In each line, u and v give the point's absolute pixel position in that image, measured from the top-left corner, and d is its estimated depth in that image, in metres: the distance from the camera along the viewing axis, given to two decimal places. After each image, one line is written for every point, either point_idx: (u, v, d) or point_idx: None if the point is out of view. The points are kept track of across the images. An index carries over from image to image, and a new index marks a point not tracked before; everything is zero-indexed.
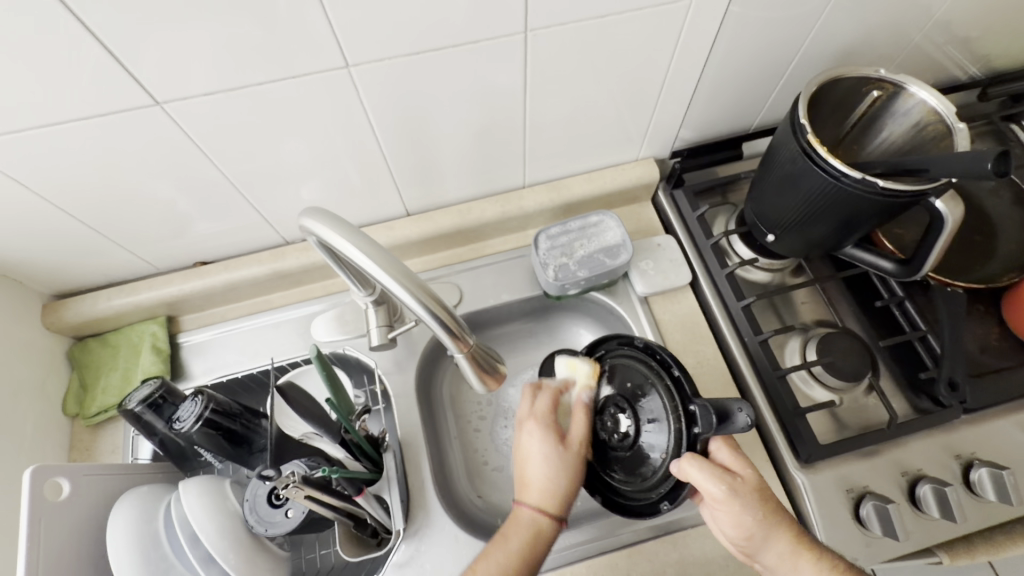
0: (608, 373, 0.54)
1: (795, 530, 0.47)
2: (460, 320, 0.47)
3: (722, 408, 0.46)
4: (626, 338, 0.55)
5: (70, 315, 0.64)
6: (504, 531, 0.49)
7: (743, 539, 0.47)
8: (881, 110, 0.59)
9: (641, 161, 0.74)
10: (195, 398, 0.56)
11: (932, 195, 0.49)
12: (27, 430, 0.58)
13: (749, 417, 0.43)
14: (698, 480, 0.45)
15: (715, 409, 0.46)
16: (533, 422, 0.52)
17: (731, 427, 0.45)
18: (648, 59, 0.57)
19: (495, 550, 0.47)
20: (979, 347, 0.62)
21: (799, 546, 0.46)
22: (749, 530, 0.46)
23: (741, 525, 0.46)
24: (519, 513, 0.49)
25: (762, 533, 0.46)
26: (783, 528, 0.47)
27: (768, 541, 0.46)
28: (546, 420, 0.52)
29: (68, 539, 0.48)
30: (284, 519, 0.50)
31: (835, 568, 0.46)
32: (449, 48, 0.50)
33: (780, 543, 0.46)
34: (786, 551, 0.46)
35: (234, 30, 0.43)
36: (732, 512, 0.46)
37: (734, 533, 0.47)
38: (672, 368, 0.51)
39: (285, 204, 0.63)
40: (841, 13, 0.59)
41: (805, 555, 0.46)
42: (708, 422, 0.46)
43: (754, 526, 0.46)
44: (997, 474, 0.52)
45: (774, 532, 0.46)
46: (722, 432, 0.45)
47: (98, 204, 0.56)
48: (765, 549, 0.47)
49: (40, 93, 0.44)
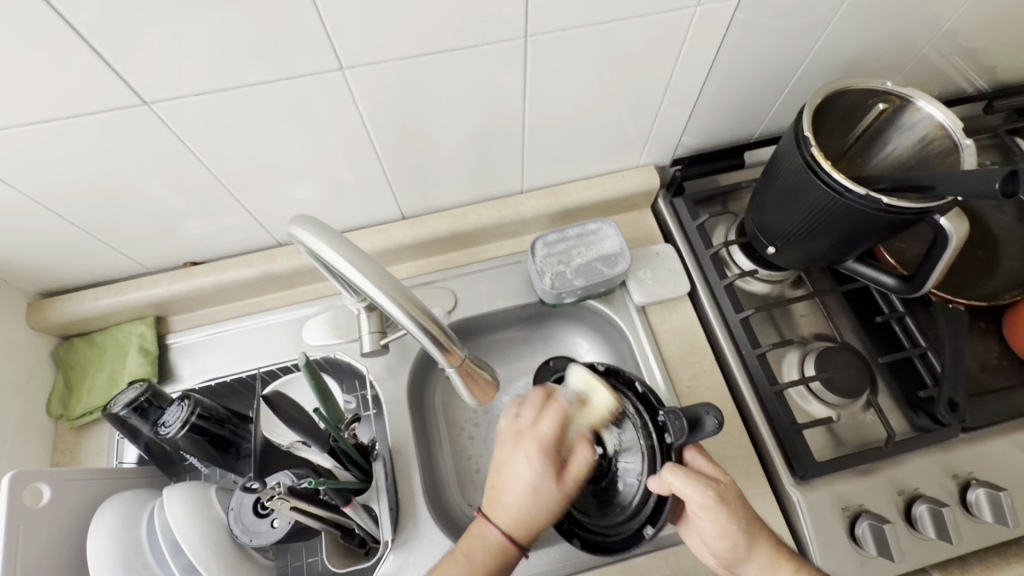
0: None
1: (775, 538, 0.47)
2: (451, 332, 0.46)
3: (692, 416, 0.48)
4: (588, 365, 0.56)
5: (55, 314, 0.63)
6: (465, 542, 0.47)
7: (727, 551, 0.46)
8: (887, 123, 0.58)
9: (641, 168, 0.72)
10: (181, 402, 0.55)
11: (936, 213, 0.48)
12: (10, 432, 0.57)
13: (717, 417, 0.46)
14: (682, 488, 0.45)
15: (684, 415, 0.48)
16: (535, 448, 0.48)
17: (701, 432, 0.47)
18: (652, 64, 0.56)
19: (454, 563, 0.46)
20: (979, 364, 0.62)
21: (778, 555, 0.46)
22: (735, 540, 0.45)
23: (727, 535, 0.45)
24: (484, 532, 0.47)
25: (746, 543, 0.45)
26: (763, 538, 0.46)
27: (749, 553, 0.46)
28: (549, 451, 0.48)
29: (49, 547, 0.47)
30: (270, 530, 0.49)
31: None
32: (447, 51, 0.49)
33: (762, 553, 0.46)
34: (766, 561, 0.46)
35: (226, 28, 0.42)
36: (718, 522, 0.45)
37: (718, 545, 0.46)
38: (637, 383, 0.53)
39: (277, 205, 0.62)
40: (849, 22, 0.58)
41: (786, 568, 0.45)
42: (679, 430, 0.48)
43: (740, 536, 0.45)
44: (994, 495, 0.51)
45: (756, 542, 0.46)
46: (694, 438, 0.47)
47: (85, 203, 0.54)
48: (747, 560, 0.46)
49: (23, 91, 0.42)
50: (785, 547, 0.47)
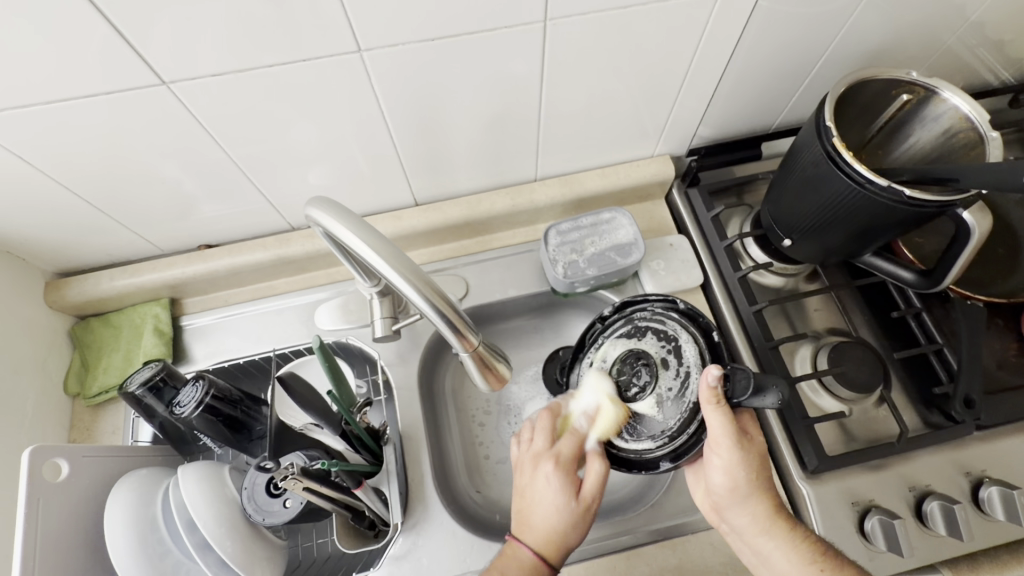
0: (634, 331, 0.54)
1: (775, 502, 0.49)
2: (467, 317, 0.46)
3: (759, 380, 0.42)
4: (667, 299, 0.54)
5: (73, 294, 0.64)
6: (498, 561, 0.48)
7: (726, 491, 0.49)
8: (911, 115, 0.57)
9: (656, 158, 0.72)
10: (196, 382, 0.56)
11: (959, 206, 0.48)
12: (27, 408, 0.58)
13: (778, 399, 0.40)
14: (708, 416, 0.46)
15: (752, 376, 0.43)
16: (551, 464, 0.50)
17: (758, 402, 0.42)
18: (672, 51, 0.55)
19: None
20: (997, 362, 0.60)
21: (774, 513, 0.48)
22: (737, 483, 0.48)
23: (731, 474, 0.48)
24: (515, 552, 0.48)
25: (747, 490, 0.48)
26: (763, 495, 0.49)
27: (746, 503, 0.49)
28: (565, 467, 0.50)
29: (67, 521, 0.47)
30: (283, 509, 0.49)
31: (806, 537, 0.48)
32: (465, 35, 0.48)
33: (757, 507, 0.48)
34: (761, 515, 0.48)
35: (244, 11, 0.42)
36: (728, 461, 0.47)
37: (721, 484, 0.49)
38: (714, 333, 0.50)
39: (291, 189, 0.62)
40: (873, 11, 0.57)
41: (777, 520, 0.48)
42: (742, 389, 0.42)
43: (744, 482, 0.48)
44: (1007, 493, 0.51)
45: (756, 495, 0.48)
46: (749, 403, 0.42)
47: (101, 183, 0.55)
48: (740, 509, 0.49)
49: (42, 68, 0.42)
50: (784, 510, 0.49)
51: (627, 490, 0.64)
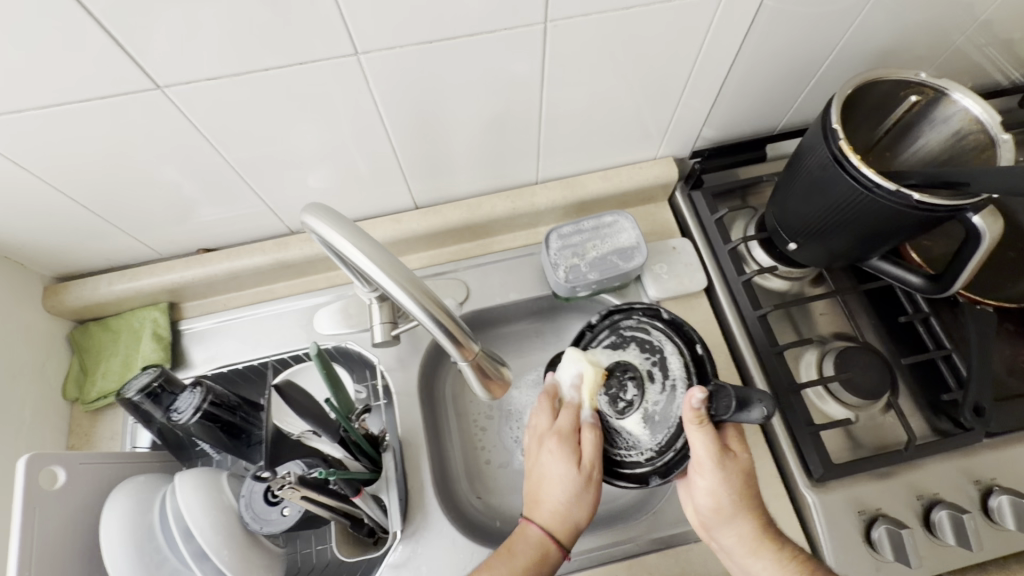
0: (620, 342, 0.54)
1: (764, 522, 0.48)
2: (466, 327, 0.45)
3: (741, 396, 0.41)
4: (651, 308, 0.55)
5: (72, 298, 0.64)
6: (509, 544, 0.49)
7: (711, 511, 0.49)
8: (920, 116, 0.55)
9: (659, 160, 0.71)
10: (194, 389, 0.55)
11: (970, 210, 0.46)
12: (25, 414, 0.58)
13: (761, 414, 0.39)
14: (692, 436, 0.46)
15: (734, 394, 0.42)
16: (554, 438, 0.50)
17: (743, 418, 0.41)
18: (675, 52, 0.54)
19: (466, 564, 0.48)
20: (1007, 368, 0.59)
21: (762, 534, 0.47)
22: (722, 503, 0.48)
23: (715, 496, 0.48)
24: (525, 531, 0.49)
25: (733, 510, 0.48)
26: (750, 515, 0.48)
27: (733, 522, 0.48)
28: (566, 438, 0.50)
29: (63, 530, 0.47)
30: (281, 517, 0.49)
31: (797, 558, 0.47)
32: (467, 37, 0.48)
33: (744, 527, 0.48)
34: (748, 536, 0.48)
35: (239, 11, 0.41)
36: (711, 482, 0.47)
37: (706, 504, 0.49)
38: (697, 345, 0.51)
39: (290, 192, 0.62)
40: (882, 10, 0.55)
41: (764, 543, 0.47)
42: (724, 407, 0.42)
43: (728, 501, 0.47)
44: (1018, 502, 0.50)
45: (742, 514, 0.48)
46: (733, 419, 0.41)
47: (98, 187, 0.54)
48: (726, 529, 0.48)
49: (36, 73, 0.42)
50: (774, 531, 0.48)
51: (630, 498, 0.63)
